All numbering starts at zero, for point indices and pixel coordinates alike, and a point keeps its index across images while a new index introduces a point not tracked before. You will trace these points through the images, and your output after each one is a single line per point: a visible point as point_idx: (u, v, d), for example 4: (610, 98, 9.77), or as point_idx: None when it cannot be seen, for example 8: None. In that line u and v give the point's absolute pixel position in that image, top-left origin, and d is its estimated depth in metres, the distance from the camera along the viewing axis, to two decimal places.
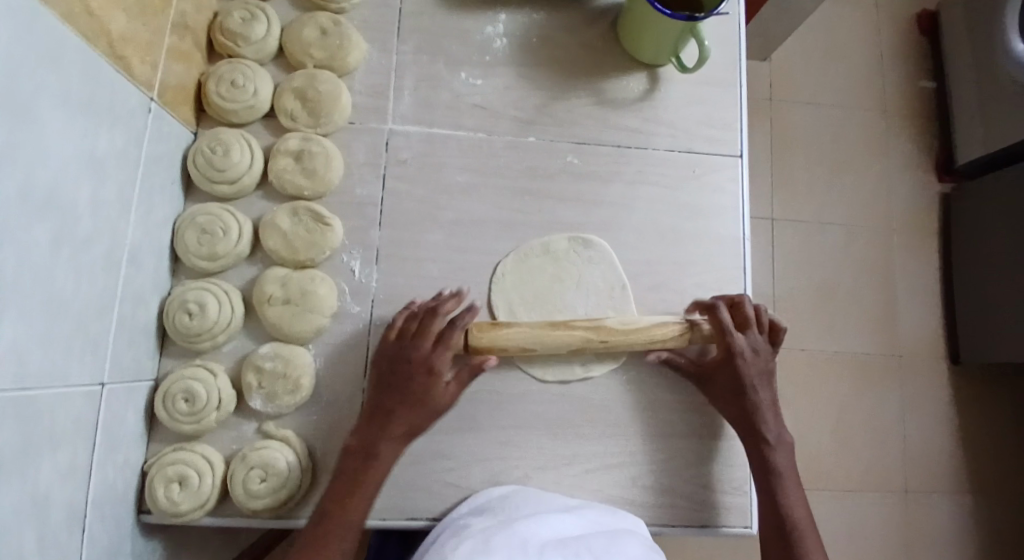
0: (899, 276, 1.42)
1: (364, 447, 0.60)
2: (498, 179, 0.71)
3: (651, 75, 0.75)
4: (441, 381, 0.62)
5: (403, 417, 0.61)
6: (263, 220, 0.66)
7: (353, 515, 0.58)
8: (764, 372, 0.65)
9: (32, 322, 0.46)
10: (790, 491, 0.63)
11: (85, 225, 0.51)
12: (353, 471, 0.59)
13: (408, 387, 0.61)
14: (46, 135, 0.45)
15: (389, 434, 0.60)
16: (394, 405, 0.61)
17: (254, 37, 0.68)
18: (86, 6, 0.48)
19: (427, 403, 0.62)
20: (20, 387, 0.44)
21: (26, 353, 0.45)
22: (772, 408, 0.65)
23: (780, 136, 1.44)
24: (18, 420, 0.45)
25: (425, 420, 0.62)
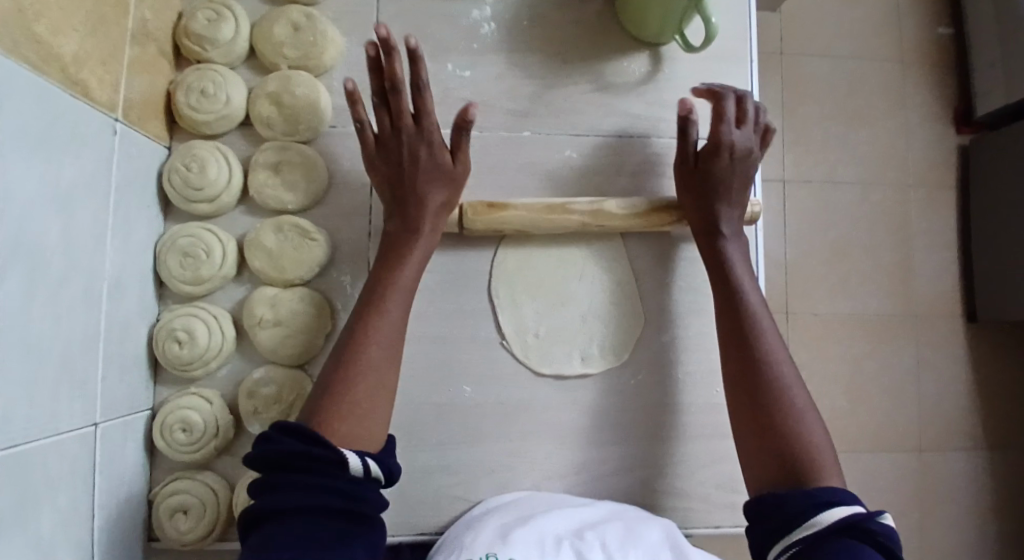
0: (916, 234, 1.37)
1: (399, 240, 0.60)
2: (492, 177, 0.68)
3: (653, 53, 0.70)
4: (443, 151, 0.60)
5: (437, 194, 0.60)
6: (247, 239, 0.62)
7: (402, 295, 0.58)
8: (744, 172, 0.64)
9: (12, 382, 0.43)
10: (758, 313, 0.60)
11: (58, 269, 0.48)
12: (392, 258, 0.59)
13: (417, 170, 0.60)
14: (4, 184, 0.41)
15: (424, 213, 0.60)
16: (418, 185, 0.60)
17: (222, 39, 0.63)
18: (32, 33, 0.44)
19: (445, 174, 0.60)
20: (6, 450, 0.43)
21: (10, 416, 0.43)
22: (741, 188, 0.64)
23: (792, 91, 1.36)
24: (8, 483, 0.43)
25: (455, 191, 0.61)
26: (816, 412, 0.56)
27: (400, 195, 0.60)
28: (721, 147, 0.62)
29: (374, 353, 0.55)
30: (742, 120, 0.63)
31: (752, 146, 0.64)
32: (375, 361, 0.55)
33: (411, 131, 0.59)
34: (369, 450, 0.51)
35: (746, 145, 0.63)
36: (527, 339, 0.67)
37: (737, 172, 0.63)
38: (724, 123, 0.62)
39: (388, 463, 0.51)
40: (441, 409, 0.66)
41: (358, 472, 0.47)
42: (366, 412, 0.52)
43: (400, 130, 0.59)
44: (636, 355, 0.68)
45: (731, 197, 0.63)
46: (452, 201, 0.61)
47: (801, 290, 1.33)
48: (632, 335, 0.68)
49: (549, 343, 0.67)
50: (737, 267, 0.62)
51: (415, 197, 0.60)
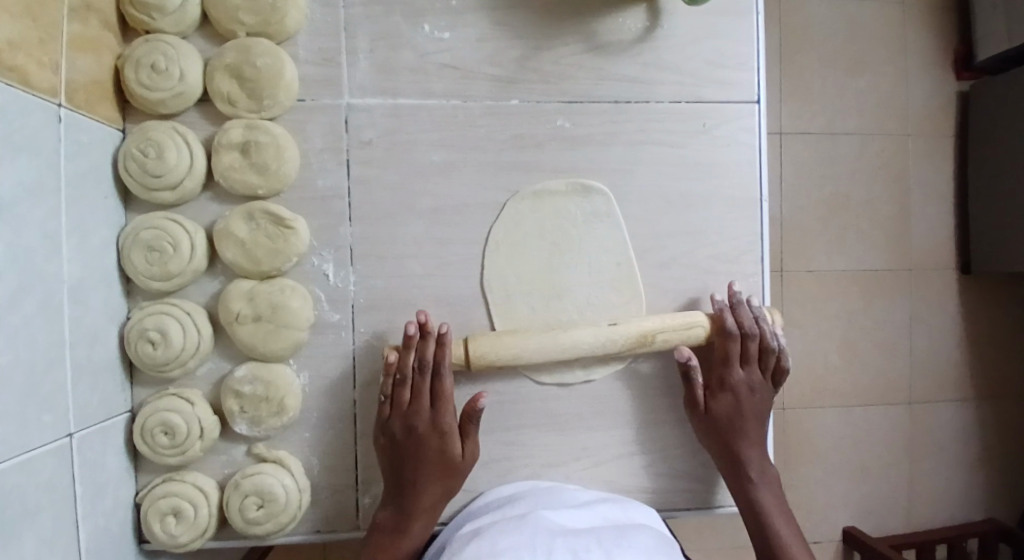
0: (914, 184, 1.34)
1: (397, 520, 0.58)
2: (477, 152, 0.63)
3: (650, 7, 0.64)
4: (453, 443, 0.59)
5: (436, 484, 0.58)
6: (216, 228, 0.58)
7: None
8: (749, 413, 0.62)
9: None
10: (785, 538, 0.60)
11: (10, 280, 0.44)
12: (395, 534, 0.57)
13: (425, 455, 0.58)
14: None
15: (423, 505, 0.58)
16: (420, 472, 0.58)
17: (171, 5, 0.57)
18: None
19: (450, 465, 0.59)
20: None
21: None
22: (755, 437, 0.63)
23: (790, 36, 1.30)
24: None
25: (455, 480, 0.59)
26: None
27: (403, 474, 0.58)
28: (724, 385, 0.62)
29: None
30: (749, 360, 0.63)
31: (758, 388, 0.63)
32: None
33: (427, 425, 0.58)
34: None
35: (754, 387, 0.63)
36: None
37: (745, 414, 0.62)
38: (728, 362, 0.62)
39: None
40: None
41: None
42: None
43: (416, 411, 0.58)
44: None
45: (745, 443, 0.62)
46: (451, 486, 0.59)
47: (796, 247, 1.31)
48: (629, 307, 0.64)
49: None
50: (771, 514, 0.61)
51: (423, 473, 0.58)
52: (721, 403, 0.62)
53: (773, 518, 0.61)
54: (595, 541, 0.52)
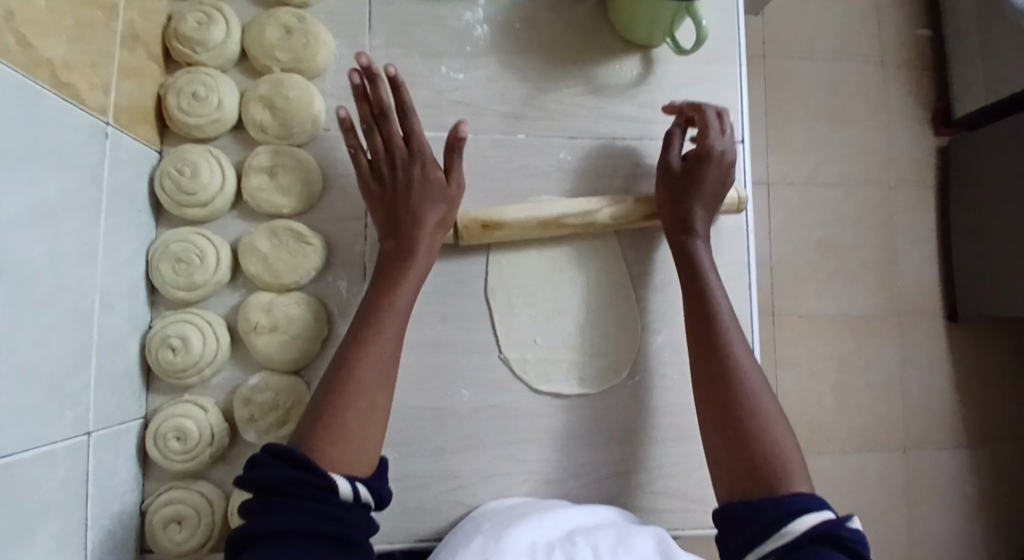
0: (899, 232, 1.40)
1: (397, 255, 0.59)
2: (486, 180, 0.68)
3: (645, 56, 0.71)
4: (438, 172, 0.61)
5: (433, 215, 0.60)
6: (241, 244, 0.62)
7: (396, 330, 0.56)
8: (711, 179, 0.64)
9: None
10: (736, 349, 0.59)
11: (47, 281, 0.47)
12: (391, 274, 0.58)
13: (413, 188, 0.60)
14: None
15: (425, 236, 0.59)
16: (414, 203, 0.59)
17: (213, 42, 0.62)
18: (20, 37, 0.43)
19: (441, 194, 0.60)
20: None
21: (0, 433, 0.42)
22: (710, 202, 0.65)
23: (775, 93, 1.39)
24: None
25: (452, 211, 0.61)
26: (783, 423, 0.55)
27: (398, 214, 0.60)
28: (708, 156, 0.64)
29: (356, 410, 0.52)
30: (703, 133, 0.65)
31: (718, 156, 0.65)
32: (365, 384, 0.53)
33: (406, 157, 0.60)
34: (359, 474, 0.50)
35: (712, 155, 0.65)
36: (527, 354, 0.67)
37: (714, 185, 0.65)
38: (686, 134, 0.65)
39: (379, 489, 0.51)
40: (439, 415, 0.65)
41: (346, 497, 0.47)
42: (360, 437, 0.51)
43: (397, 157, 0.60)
44: (635, 358, 0.69)
45: (700, 210, 0.64)
46: (447, 221, 0.61)
47: (787, 290, 1.35)
48: (639, 322, 0.69)
49: (548, 359, 0.67)
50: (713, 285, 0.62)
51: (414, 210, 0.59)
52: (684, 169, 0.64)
53: (723, 323, 0.60)
54: (590, 547, 0.54)
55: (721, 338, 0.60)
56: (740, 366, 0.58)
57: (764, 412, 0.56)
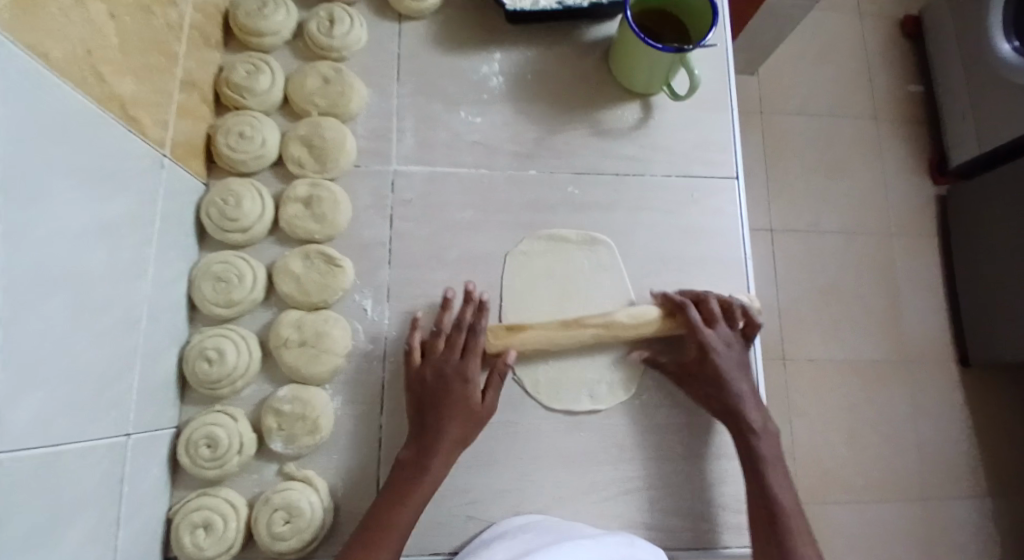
0: (902, 278, 1.43)
1: (412, 468, 0.60)
2: (499, 212, 0.74)
3: (644, 103, 0.78)
4: (474, 391, 0.64)
5: (456, 426, 0.62)
6: (276, 266, 0.68)
7: (401, 532, 0.57)
8: (734, 366, 0.68)
9: (54, 387, 0.47)
10: (789, 509, 0.61)
11: (105, 288, 0.53)
12: (405, 484, 0.59)
13: (448, 397, 0.63)
14: (61, 202, 0.46)
15: (443, 447, 0.61)
16: (442, 413, 0.62)
17: (260, 89, 0.71)
18: (96, 73, 0.50)
19: (468, 410, 0.63)
20: (47, 449, 0.46)
21: (52, 421, 0.46)
22: (748, 396, 0.67)
23: (773, 147, 1.48)
24: (45, 482, 0.46)
25: (471, 430, 0.63)
26: None
27: (424, 418, 0.62)
28: (707, 350, 0.68)
29: None
30: (717, 324, 0.69)
31: (731, 346, 0.69)
32: None
33: (452, 362, 0.64)
34: None
35: (729, 346, 0.68)
36: (539, 375, 0.71)
37: (734, 370, 0.68)
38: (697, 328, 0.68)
39: None
40: None
41: None
42: None
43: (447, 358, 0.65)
44: (639, 379, 0.72)
45: (743, 399, 0.67)
46: (466, 438, 0.62)
47: (795, 335, 1.38)
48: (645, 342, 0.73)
49: (559, 379, 0.71)
50: (770, 469, 0.63)
51: (440, 417, 0.62)
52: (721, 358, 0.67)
53: (784, 501, 0.61)
54: None
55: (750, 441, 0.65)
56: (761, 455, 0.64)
57: (782, 503, 0.61)
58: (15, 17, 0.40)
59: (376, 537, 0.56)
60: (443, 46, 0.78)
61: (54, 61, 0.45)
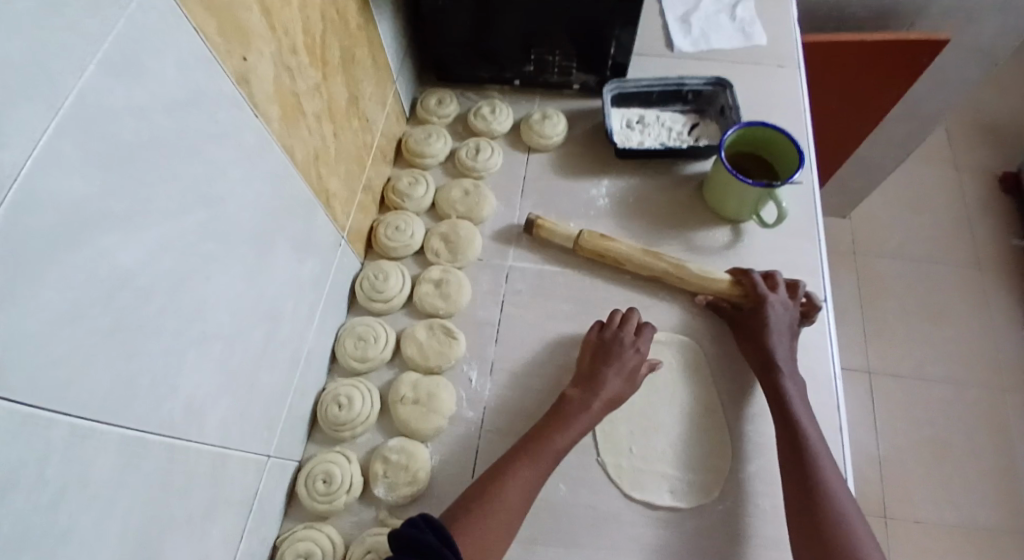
0: (1018, 438, 1.34)
1: (576, 400, 0.72)
2: (597, 310, 0.83)
3: (735, 227, 0.88)
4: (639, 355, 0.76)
5: (618, 377, 0.73)
6: (405, 333, 0.80)
7: (556, 451, 0.68)
8: (786, 323, 0.76)
9: (236, 398, 0.58)
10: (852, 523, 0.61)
11: (285, 328, 0.66)
12: (566, 412, 0.71)
13: (614, 353, 0.75)
14: (275, 254, 0.61)
15: (603, 391, 0.72)
16: (606, 365, 0.74)
17: (416, 195, 0.88)
18: (318, 173, 0.68)
19: (629, 367, 0.74)
20: (218, 448, 0.56)
21: (228, 425, 0.57)
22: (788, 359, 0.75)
23: (867, 288, 1.52)
24: (210, 474, 0.55)
25: (632, 386, 0.74)
26: None
27: (593, 366, 0.75)
28: (763, 304, 0.77)
29: (512, 492, 0.64)
30: (778, 290, 0.79)
31: (790, 308, 0.78)
32: (519, 483, 0.64)
33: (628, 335, 0.77)
34: None
35: (787, 307, 0.77)
36: (624, 463, 0.74)
37: (783, 328, 0.76)
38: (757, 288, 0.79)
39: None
40: (539, 506, 0.72)
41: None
42: (494, 537, 0.61)
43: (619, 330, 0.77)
44: (724, 482, 0.73)
45: (786, 353, 0.75)
46: (627, 391, 0.73)
47: (898, 488, 1.30)
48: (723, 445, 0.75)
49: (643, 469, 0.74)
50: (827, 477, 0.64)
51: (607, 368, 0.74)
52: (775, 312, 0.77)
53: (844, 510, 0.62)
54: None
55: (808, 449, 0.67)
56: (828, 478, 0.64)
57: (849, 520, 0.61)
58: (280, 126, 0.58)
59: (536, 447, 0.68)
60: (563, 172, 0.93)
61: (297, 159, 0.62)
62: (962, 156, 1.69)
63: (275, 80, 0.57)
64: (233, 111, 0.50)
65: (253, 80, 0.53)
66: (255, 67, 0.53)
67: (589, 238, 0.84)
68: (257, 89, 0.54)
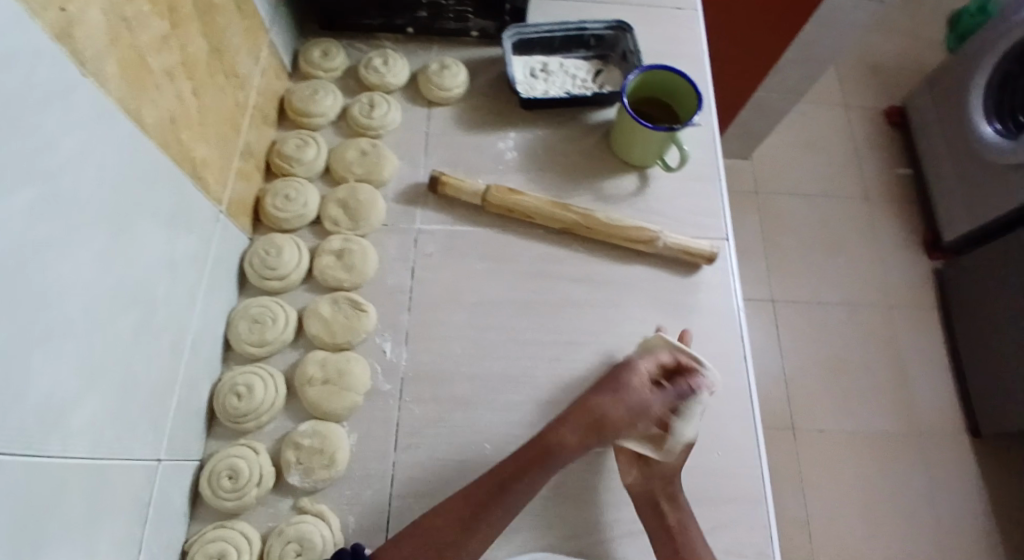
0: (905, 350, 1.48)
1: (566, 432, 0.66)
2: (510, 267, 0.81)
3: (641, 174, 0.87)
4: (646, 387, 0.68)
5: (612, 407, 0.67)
6: (307, 310, 0.74)
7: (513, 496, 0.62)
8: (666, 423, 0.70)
9: (106, 401, 0.51)
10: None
11: (160, 318, 0.58)
12: (548, 450, 0.65)
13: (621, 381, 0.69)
14: (136, 236, 0.53)
15: (591, 430, 0.66)
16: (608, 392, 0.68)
17: (306, 159, 0.81)
18: (176, 137, 0.59)
19: (632, 398, 0.68)
20: (92, 460, 0.49)
21: (100, 432, 0.50)
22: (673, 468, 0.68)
23: (769, 224, 1.59)
24: (84, 488, 0.48)
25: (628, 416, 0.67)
26: None
27: (599, 389, 0.69)
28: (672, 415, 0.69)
29: (442, 531, 0.60)
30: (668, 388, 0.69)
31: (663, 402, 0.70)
32: (459, 524, 0.60)
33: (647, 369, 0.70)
34: None
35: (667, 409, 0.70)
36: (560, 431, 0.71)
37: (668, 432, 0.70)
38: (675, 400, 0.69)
39: None
40: (465, 468, 0.70)
41: None
42: None
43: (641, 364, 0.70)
44: None
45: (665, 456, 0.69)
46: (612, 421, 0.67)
47: (803, 406, 1.41)
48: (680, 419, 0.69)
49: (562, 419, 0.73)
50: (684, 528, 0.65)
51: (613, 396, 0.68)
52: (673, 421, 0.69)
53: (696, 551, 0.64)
54: None
55: (688, 549, 0.64)
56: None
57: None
58: (120, 85, 0.50)
59: (495, 488, 0.63)
60: (466, 125, 0.88)
61: (148, 125, 0.54)
62: (850, 93, 1.78)
63: (109, 31, 0.48)
64: (58, 71, 0.42)
65: (81, 34, 0.44)
66: (83, 19, 0.44)
67: (497, 193, 0.81)
68: (88, 44, 0.45)
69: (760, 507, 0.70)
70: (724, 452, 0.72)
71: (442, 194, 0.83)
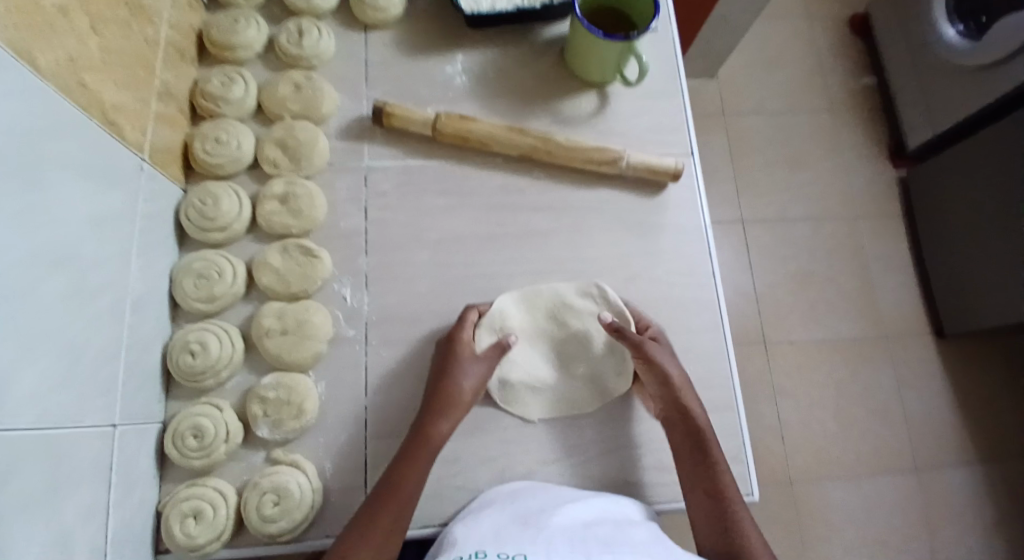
0: (872, 258, 1.50)
1: (429, 417, 0.64)
2: (470, 200, 0.77)
3: (599, 92, 0.83)
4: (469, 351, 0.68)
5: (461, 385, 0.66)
6: (257, 260, 0.71)
7: (412, 484, 0.60)
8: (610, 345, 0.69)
9: (47, 369, 0.48)
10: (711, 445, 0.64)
11: (92, 279, 0.54)
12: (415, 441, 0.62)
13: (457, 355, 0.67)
14: (52, 190, 0.49)
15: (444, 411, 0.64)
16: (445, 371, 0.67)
17: (234, 98, 0.75)
18: (79, 80, 0.53)
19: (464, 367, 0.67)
20: (39, 432, 0.46)
21: (43, 402, 0.47)
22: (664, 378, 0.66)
23: (736, 142, 1.57)
24: (35, 461, 0.46)
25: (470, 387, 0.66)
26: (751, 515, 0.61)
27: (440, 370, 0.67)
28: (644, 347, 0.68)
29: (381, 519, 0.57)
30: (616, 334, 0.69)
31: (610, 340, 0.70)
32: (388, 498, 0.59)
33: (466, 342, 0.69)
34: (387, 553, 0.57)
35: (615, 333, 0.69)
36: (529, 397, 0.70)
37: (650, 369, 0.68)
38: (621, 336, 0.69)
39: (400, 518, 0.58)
40: None
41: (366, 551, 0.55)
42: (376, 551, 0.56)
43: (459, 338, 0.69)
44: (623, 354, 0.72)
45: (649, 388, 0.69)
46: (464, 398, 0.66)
47: (775, 320, 1.43)
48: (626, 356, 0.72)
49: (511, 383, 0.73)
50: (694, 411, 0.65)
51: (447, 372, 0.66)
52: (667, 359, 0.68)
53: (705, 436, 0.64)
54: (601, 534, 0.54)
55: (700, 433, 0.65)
56: (718, 475, 0.63)
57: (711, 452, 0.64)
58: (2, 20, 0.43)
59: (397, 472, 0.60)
60: (409, 51, 0.82)
61: (44, 66, 0.48)
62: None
63: None
64: None
65: None
66: None
67: (448, 120, 0.77)
68: None
69: (734, 414, 0.71)
70: (696, 367, 0.73)
71: (390, 127, 0.78)
